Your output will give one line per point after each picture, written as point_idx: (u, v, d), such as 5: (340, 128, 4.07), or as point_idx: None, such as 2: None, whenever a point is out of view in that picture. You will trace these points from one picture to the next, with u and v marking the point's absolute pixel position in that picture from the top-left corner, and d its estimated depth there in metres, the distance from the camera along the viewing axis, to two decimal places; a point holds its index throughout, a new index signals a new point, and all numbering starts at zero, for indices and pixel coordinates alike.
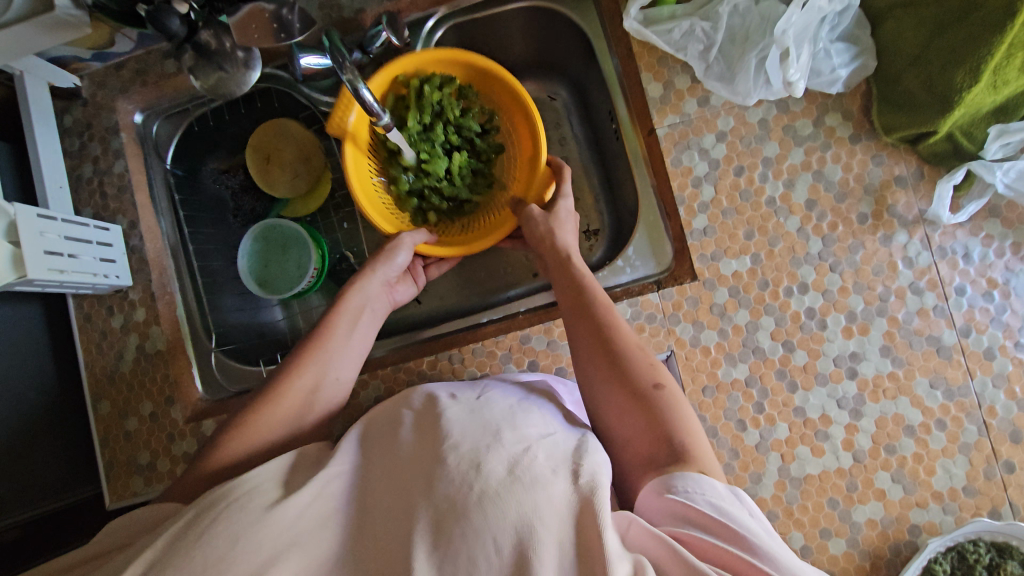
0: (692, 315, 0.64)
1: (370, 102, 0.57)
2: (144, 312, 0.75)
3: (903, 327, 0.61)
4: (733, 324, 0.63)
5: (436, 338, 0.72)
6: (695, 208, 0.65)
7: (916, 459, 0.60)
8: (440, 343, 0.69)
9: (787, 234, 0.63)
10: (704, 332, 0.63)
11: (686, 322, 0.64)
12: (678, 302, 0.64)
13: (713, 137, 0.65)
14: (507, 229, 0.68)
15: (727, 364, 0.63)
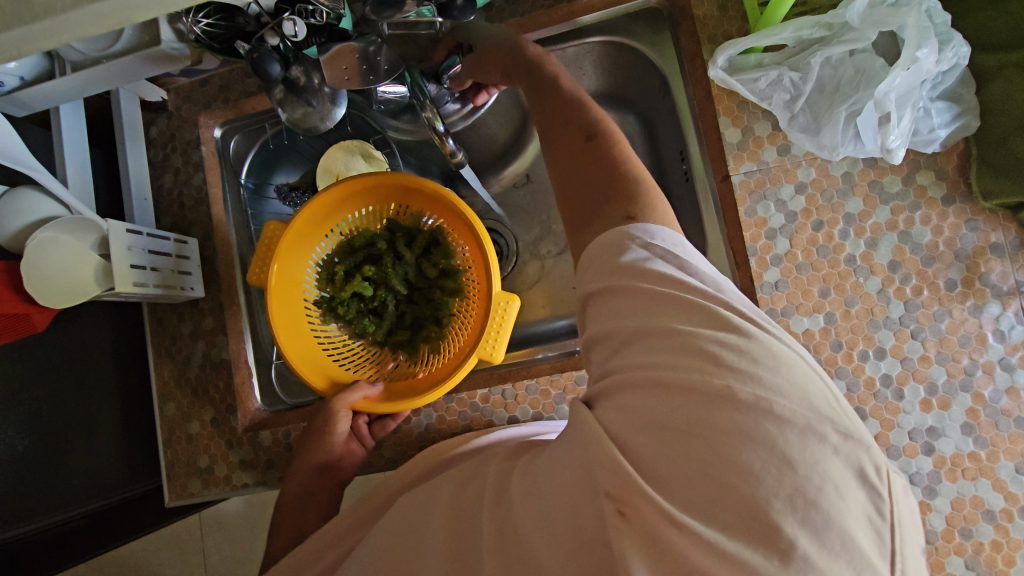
0: None
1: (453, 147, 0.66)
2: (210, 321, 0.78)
3: (989, 406, 0.57)
4: None
5: (489, 370, 0.72)
6: (768, 260, 0.63)
7: (995, 547, 0.56)
8: (493, 377, 0.69)
9: (867, 295, 0.60)
10: None
11: None
12: None
13: (793, 188, 0.63)
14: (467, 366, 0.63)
15: None
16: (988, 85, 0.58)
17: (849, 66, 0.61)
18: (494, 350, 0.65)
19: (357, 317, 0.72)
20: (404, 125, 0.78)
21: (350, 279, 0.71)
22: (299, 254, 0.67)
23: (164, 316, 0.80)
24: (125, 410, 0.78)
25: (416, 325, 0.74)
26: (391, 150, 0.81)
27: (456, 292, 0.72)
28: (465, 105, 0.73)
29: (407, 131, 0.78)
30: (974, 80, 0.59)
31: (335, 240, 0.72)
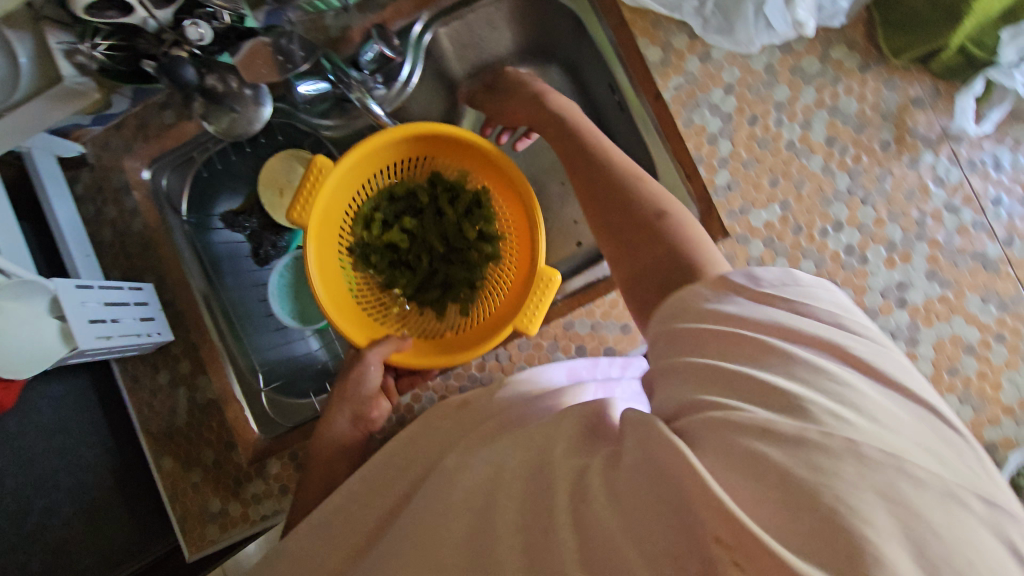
0: None
1: (378, 112, 0.67)
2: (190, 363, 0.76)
3: (946, 248, 0.60)
4: None
5: None
6: (715, 164, 0.65)
7: (982, 377, 0.59)
8: None
9: (813, 174, 0.63)
10: None
11: None
12: None
13: (721, 91, 0.65)
14: (522, 325, 0.61)
15: None
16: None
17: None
18: (532, 322, 0.61)
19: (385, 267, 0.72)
20: (334, 120, 0.79)
21: (385, 228, 0.72)
22: (346, 190, 0.65)
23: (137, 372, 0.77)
24: (120, 476, 0.75)
25: (444, 284, 0.74)
26: (327, 149, 0.81)
27: (492, 257, 0.71)
28: (391, 87, 0.73)
29: (338, 126, 0.80)
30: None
31: (377, 182, 0.70)
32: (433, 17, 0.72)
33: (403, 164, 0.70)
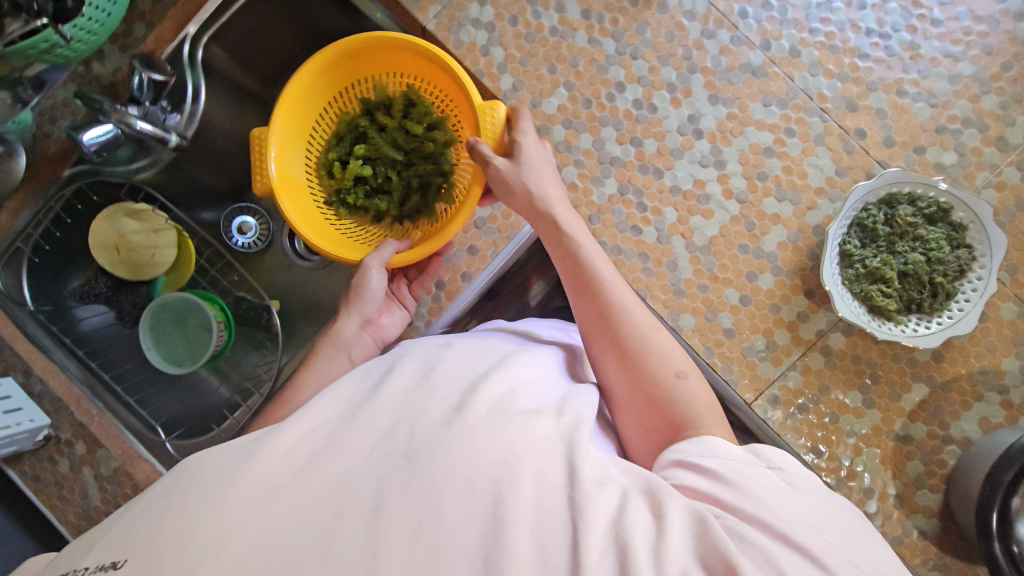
0: (562, 161, 0.82)
1: (145, 128, 0.83)
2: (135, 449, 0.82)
3: (718, 71, 0.82)
4: (583, 153, 0.83)
5: (405, 281, 0.94)
6: (496, 72, 0.83)
7: (790, 172, 0.82)
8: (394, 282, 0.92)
9: (581, 49, 0.83)
10: (566, 170, 0.83)
11: (561, 169, 0.82)
12: (547, 156, 0.81)
13: (475, 4, 0.84)
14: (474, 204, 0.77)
15: (597, 186, 0.83)
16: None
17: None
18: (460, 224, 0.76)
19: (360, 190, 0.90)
20: (141, 162, 0.95)
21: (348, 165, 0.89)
22: (293, 145, 0.84)
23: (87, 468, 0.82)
24: None
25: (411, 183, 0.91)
26: (147, 192, 0.99)
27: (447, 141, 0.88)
28: (182, 113, 0.92)
29: (147, 166, 0.96)
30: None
31: (330, 115, 0.89)
32: (197, 34, 0.88)
33: (346, 94, 0.89)
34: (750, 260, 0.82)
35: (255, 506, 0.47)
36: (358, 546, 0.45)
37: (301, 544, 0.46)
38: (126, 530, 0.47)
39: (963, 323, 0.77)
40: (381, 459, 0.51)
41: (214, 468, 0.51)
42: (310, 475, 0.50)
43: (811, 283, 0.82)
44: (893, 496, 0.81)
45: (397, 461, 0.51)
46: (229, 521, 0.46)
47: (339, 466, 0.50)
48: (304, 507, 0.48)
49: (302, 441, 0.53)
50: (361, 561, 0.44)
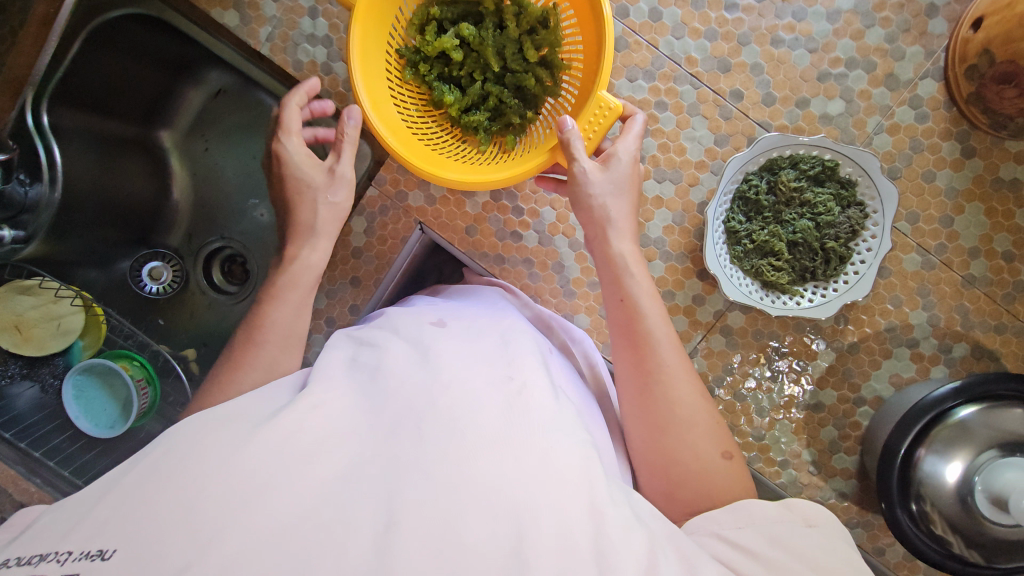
0: (673, 207, 0.96)
1: None
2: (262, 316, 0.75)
3: (848, 103, 0.92)
4: (703, 148, 0.94)
5: (501, 259, 1.00)
6: (669, 90, 0.94)
7: (866, 347, 0.96)
8: (495, 256, 1.00)
9: (745, 101, 0.93)
10: (676, 173, 0.95)
11: (668, 212, 0.96)
12: (663, 197, 0.96)
13: (683, 84, 0.94)
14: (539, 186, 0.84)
15: (695, 185, 0.95)
16: (782, 83, 0.92)
17: (704, 82, 0.94)
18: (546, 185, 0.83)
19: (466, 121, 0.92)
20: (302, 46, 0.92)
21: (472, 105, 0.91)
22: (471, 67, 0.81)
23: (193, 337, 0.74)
24: None
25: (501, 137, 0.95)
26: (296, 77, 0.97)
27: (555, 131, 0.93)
28: None
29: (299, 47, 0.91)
30: (775, 80, 0.92)
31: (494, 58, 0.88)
32: None
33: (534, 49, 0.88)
34: (812, 416, 0.98)
35: (509, 470, 0.56)
36: (562, 557, 0.51)
37: (526, 522, 0.52)
38: (423, 406, 0.61)
39: (836, 299, 0.91)
40: (629, 526, 0.54)
41: (479, 429, 0.59)
42: (563, 480, 0.56)
43: (827, 444, 0.98)
44: (808, 465, 0.98)
45: (638, 536, 0.53)
46: (489, 471, 0.55)
47: (577, 498, 0.55)
48: (539, 510, 0.54)
49: (561, 452, 0.59)
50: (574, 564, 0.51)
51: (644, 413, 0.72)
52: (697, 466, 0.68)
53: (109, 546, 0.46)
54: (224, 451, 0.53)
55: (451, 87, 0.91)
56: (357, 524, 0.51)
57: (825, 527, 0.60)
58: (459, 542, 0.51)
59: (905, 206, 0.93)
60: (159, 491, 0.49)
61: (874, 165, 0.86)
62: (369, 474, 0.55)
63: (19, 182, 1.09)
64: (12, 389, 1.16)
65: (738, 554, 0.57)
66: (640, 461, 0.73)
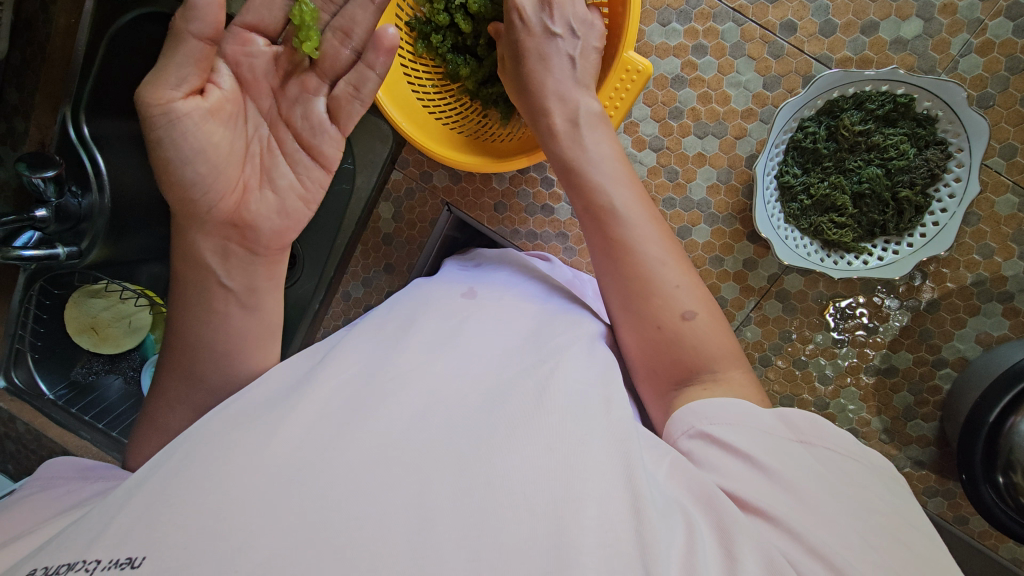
0: (718, 163, 0.86)
1: None
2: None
3: (927, 24, 0.78)
4: (750, 95, 0.84)
5: (534, 233, 0.95)
6: (708, 31, 0.83)
7: (950, 303, 0.85)
8: (525, 230, 0.95)
9: (800, 35, 0.81)
10: (722, 125, 0.85)
11: (713, 168, 0.87)
12: (708, 153, 0.87)
13: (725, 21, 0.82)
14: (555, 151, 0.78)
15: (743, 137, 0.85)
16: (844, 7, 0.79)
17: (749, 17, 0.82)
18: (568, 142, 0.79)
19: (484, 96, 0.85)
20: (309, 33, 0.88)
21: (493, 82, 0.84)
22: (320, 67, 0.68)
23: (187, 281, 0.62)
24: None
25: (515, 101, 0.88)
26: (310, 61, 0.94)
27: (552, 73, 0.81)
28: None
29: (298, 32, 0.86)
30: (835, 5, 0.79)
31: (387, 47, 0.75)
32: None
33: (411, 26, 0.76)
34: (883, 382, 0.90)
35: (541, 461, 0.48)
36: (610, 556, 0.43)
37: (566, 520, 0.44)
38: (443, 385, 0.56)
39: (902, 263, 0.80)
40: (667, 508, 0.46)
41: (502, 415, 0.52)
42: (597, 469, 0.48)
43: (901, 409, 0.90)
44: (878, 432, 0.91)
45: (675, 518, 0.46)
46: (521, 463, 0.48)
47: (616, 488, 0.47)
48: (580, 503, 0.45)
49: (590, 439, 0.50)
50: (621, 560, 0.43)
51: (614, 278, 0.63)
52: (665, 334, 0.60)
53: (138, 551, 0.42)
54: (239, 453, 0.48)
55: (467, 57, 0.83)
56: (392, 518, 0.44)
57: (850, 461, 0.50)
58: (494, 544, 0.43)
59: (999, 138, 0.79)
60: (186, 496, 0.45)
61: (960, 97, 0.73)
62: (397, 461, 0.48)
63: (71, 195, 1.14)
64: (102, 381, 1.29)
65: (745, 474, 0.49)
66: (622, 332, 0.64)
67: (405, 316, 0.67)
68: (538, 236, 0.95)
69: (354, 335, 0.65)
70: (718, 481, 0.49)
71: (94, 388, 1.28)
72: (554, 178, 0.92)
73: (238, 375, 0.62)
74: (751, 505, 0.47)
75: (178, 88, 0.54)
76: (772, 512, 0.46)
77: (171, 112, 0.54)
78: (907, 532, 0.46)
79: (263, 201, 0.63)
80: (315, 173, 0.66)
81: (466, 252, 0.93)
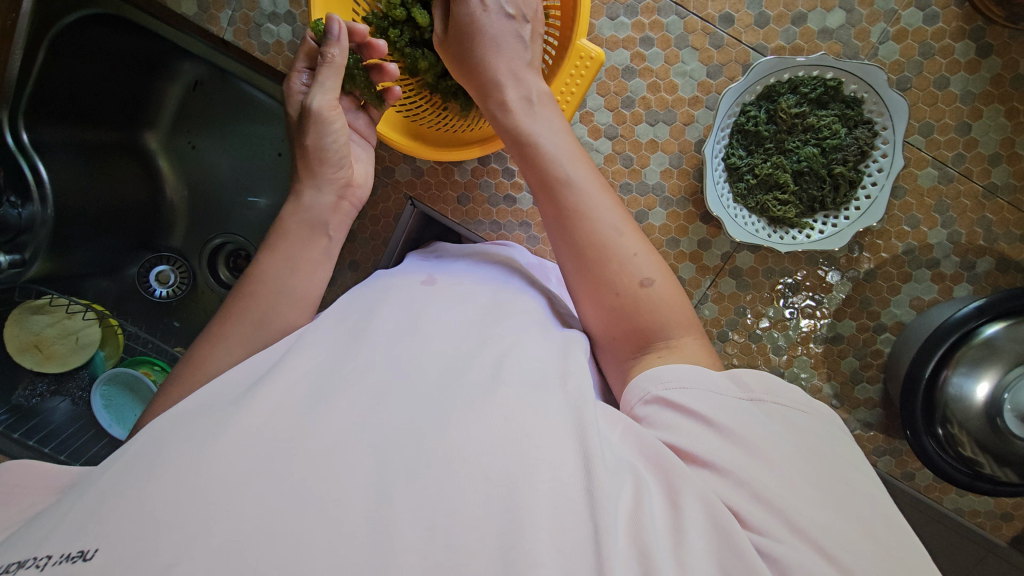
0: (670, 149, 0.91)
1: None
2: None
3: (849, 16, 0.85)
4: (696, 84, 0.89)
5: (496, 221, 0.97)
6: (653, 24, 0.88)
7: (887, 272, 0.92)
8: (487, 221, 0.97)
9: (738, 26, 0.87)
10: (671, 112, 0.90)
11: (666, 153, 0.91)
12: (660, 140, 0.91)
13: (668, 15, 0.87)
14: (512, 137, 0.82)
15: (692, 123, 0.90)
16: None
17: (690, 10, 0.87)
18: None
19: (442, 89, 0.87)
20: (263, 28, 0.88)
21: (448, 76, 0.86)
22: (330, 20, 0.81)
23: None
24: None
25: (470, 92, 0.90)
26: None
27: None
28: None
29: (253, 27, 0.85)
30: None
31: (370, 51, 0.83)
32: None
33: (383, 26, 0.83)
34: (831, 349, 0.96)
35: (501, 431, 0.45)
36: (560, 515, 0.41)
37: (520, 484, 0.42)
38: (401, 366, 0.52)
39: (836, 237, 0.86)
40: (617, 468, 0.45)
41: (468, 383, 0.50)
42: (550, 428, 0.46)
43: (849, 375, 0.96)
44: (829, 397, 0.97)
45: (623, 477, 0.44)
46: (478, 432, 0.45)
47: (570, 450, 0.45)
48: (536, 467, 0.43)
49: (549, 407, 0.48)
50: (573, 521, 0.41)
51: (571, 249, 0.62)
52: (624, 302, 0.59)
53: (91, 543, 0.38)
54: (193, 443, 0.44)
55: (424, 51, 0.85)
56: (350, 488, 0.42)
57: (805, 424, 0.49)
58: (450, 511, 0.41)
59: (918, 118, 0.87)
60: (150, 484, 0.41)
61: (881, 79, 0.80)
62: (363, 443, 0.45)
63: (10, 205, 1.10)
64: (46, 405, 1.20)
65: (699, 431, 0.47)
66: (583, 305, 0.62)
67: (367, 300, 0.65)
68: (501, 225, 0.97)
69: (321, 317, 0.63)
70: (664, 437, 0.48)
71: (38, 412, 1.19)
72: (514, 168, 0.95)
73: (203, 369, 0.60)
74: (694, 456, 0.46)
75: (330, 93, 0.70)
76: (716, 462, 0.44)
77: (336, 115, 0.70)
78: (863, 489, 0.44)
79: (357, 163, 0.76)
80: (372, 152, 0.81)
81: (430, 246, 0.93)
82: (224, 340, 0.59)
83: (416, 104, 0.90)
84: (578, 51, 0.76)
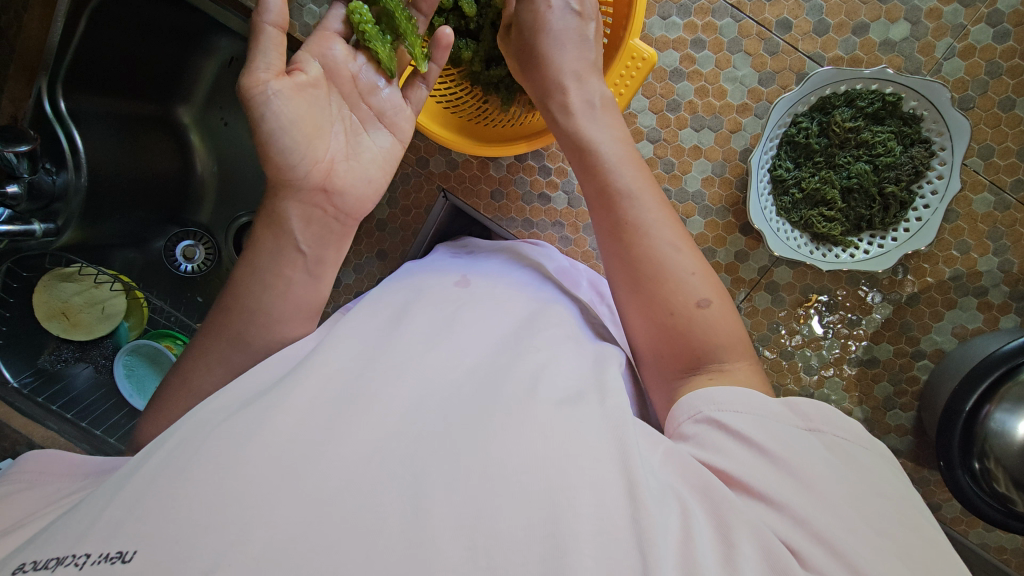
0: (713, 157, 0.88)
1: None
2: (304, 240, 0.61)
3: (914, 29, 0.81)
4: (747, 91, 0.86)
5: (529, 219, 0.95)
6: (706, 26, 0.85)
7: (933, 297, 0.89)
8: (520, 218, 0.95)
9: (794, 33, 0.84)
10: (717, 118, 0.87)
11: (709, 161, 0.89)
12: (704, 147, 0.88)
13: (723, 17, 0.84)
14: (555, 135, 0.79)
15: (739, 130, 0.87)
16: (837, 8, 0.82)
17: (746, 14, 0.84)
18: None
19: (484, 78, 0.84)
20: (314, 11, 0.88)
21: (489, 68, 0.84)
22: None
23: None
24: None
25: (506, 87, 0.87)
26: None
27: None
28: None
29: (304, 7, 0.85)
30: (828, 5, 0.82)
31: None
32: None
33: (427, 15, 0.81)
34: (865, 372, 0.93)
35: (540, 448, 0.45)
36: (610, 547, 0.40)
37: (564, 508, 0.41)
38: (439, 378, 0.51)
39: (881, 259, 0.83)
40: (662, 493, 0.44)
41: (508, 396, 0.49)
42: (594, 457, 0.45)
43: (882, 400, 0.93)
44: (860, 421, 0.94)
45: (670, 505, 0.43)
46: (521, 457, 0.44)
47: (613, 476, 0.44)
48: (580, 493, 0.42)
49: (588, 428, 0.47)
50: (620, 554, 0.40)
51: (626, 262, 0.61)
52: (677, 322, 0.58)
53: (129, 545, 0.37)
54: (233, 437, 0.44)
55: (467, 40, 0.82)
56: (387, 500, 0.41)
57: (865, 460, 0.47)
58: (492, 531, 0.40)
59: (978, 139, 0.83)
60: (183, 485, 0.41)
61: (944, 97, 0.76)
62: (399, 453, 0.44)
63: (46, 172, 1.09)
64: (70, 370, 1.22)
65: (746, 456, 0.46)
66: (634, 323, 0.61)
67: (401, 298, 0.64)
68: (534, 223, 0.95)
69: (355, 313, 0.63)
70: (708, 458, 0.47)
71: (61, 377, 1.21)
72: (551, 167, 0.93)
73: (232, 358, 0.59)
74: (748, 486, 0.45)
75: (271, 71, 0.57)
76: (772, 495, 0.43)
77: (274, 96, 0.57)
78: (907, 522, 0.42)
79: (351, 169, 0.63)
80: (391, 150, 0.68)
81: (460, 241, 0.92)
82: (257, 325, 0.59)
83: (454, 95, 0.88)
84: (631, 51, 0.73)
